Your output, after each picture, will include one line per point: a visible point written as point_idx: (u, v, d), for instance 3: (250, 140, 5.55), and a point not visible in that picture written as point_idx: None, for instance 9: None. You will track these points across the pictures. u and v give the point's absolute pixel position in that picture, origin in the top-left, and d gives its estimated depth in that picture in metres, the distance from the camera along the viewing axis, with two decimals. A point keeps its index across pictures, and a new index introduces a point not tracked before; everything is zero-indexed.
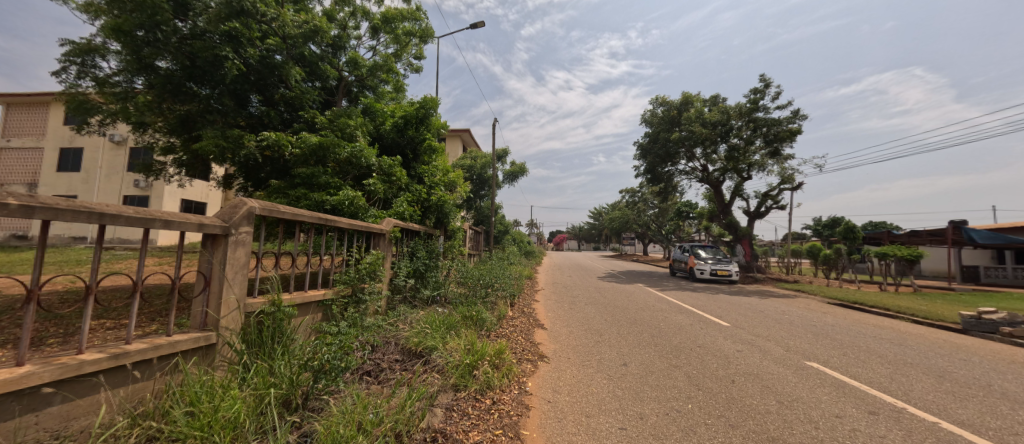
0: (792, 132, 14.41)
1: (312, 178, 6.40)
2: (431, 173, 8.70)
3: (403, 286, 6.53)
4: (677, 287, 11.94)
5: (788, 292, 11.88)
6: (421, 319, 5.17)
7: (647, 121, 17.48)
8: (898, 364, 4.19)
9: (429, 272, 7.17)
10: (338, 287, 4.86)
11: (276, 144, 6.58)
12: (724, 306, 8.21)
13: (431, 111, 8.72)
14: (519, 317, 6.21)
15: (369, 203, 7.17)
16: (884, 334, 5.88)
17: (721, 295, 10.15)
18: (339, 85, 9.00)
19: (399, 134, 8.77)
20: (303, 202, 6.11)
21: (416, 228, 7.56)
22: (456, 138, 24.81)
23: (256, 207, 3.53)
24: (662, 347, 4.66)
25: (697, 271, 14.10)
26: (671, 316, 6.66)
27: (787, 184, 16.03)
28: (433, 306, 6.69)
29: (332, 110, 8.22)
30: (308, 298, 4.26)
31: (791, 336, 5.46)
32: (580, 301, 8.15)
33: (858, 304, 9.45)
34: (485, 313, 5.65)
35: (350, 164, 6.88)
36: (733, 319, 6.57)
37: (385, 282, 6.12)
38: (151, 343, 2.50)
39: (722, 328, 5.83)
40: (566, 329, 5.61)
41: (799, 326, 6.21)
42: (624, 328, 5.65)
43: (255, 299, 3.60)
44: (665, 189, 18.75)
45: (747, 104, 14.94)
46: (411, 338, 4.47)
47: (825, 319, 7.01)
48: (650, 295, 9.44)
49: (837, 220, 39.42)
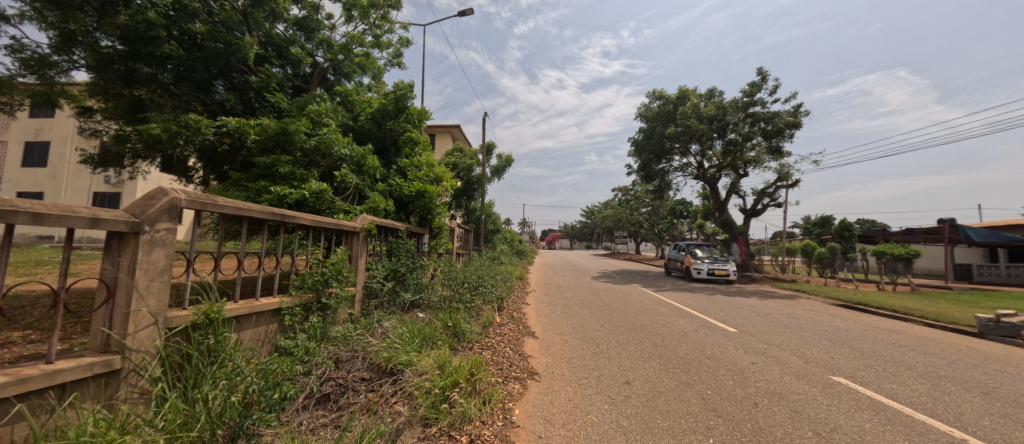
0: (790, 127, 14.04)
1: (275, 168, 5.87)
2: (414, 166, 8.14)
3: (379, 289, 5.93)
4: (673, 287, 11.50)
5: (787, 292, 11.52)
6: (396, 329, 4.59)
7: (640, 116, 17.05)
8: (934, 379, 3.72)
9: (410, 274, 6.60)
10: (298, 294, 4.24)
11: (236, 132, 6.01)
12: (726, 308, 7.74)
13: (409, 99, 8.23)
14: (508, 324, 5.63)
15: (341, 197, 6.62)
16: (902, 339, 5.47)
17: (720, 296, 9.70)
18: (313, 71, 8.34)
19: (377, 126, 8.19)
20: (265, 195, 5.47)
21: (396, 225, 6.99)
22: (445, 133, 24.19)
23: (183, 200, 2.89)
24: (667, 359, 4.14)
25: (693, 270, 13.67)
26: (671, 321, 6.16)
27: (784, 181, 15.68)
28: (412, 311, 6.12)
29: (302, 97, 7.66)
30: (259, 307, 3.61)
31: (806, 343, 4.97)
32: (573, 305, 7.62)
33: (861, 305, 9.09)
34: (469, 321, 5.08)
35: (318, 154, 6.36)
36: (739, 324, 6.09)
37: (358, 285, 5.52)
38: (13, 376, 1.89)
39: (730, 335, 5.33)
40: (559, 337, 5.07)
41: (810, 331, 5.76)
42: (623, 336, 5.11)
43: (181, 311, 2.92)
44: (660, 187, 18.32)
45: (744, 97, 14.54)
46: (381, 353, 3.83)
47: (834, 322, 6.58)
48: (647, 297, 8.95)
49: (826, 218, 39.73)
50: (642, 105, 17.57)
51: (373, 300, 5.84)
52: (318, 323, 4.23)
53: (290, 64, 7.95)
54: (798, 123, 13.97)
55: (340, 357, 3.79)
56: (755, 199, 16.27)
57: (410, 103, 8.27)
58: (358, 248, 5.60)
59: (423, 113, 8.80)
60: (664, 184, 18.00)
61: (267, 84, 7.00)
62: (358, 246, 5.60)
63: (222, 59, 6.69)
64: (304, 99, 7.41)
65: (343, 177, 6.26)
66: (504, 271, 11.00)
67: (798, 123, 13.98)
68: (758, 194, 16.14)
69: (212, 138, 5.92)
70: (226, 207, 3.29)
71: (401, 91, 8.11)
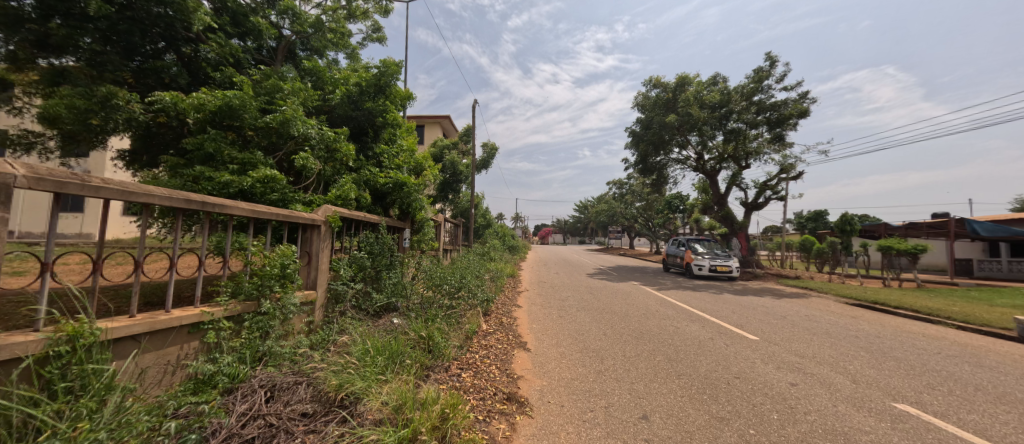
0: (797, 114, 13.36)
1: (215, 153, 5.05)
2: (392, 153, 7.28)
3: (345, 293, 5.09)
4: (674, 285, 10.83)
5: (796, 290, 10.89)
6: (357, 343, 3.75)
7: (639, 106, 16.26)
8: (1017, 406, 3.02)
9: (385, 274, 5.87)
10: (233, 302, 3.39)
11: (173, 110, 4.98)
12: (736, 309, 7.05)
13: (391, 78, 7.31)
14: (494, 334, 4.80)
15: (303, 186, 5.81)
16: (945, 346, 4.81)
17: (727, 295, 9.03)
18: (277, 44, 7.34)
19: (353, 107, 7.24)
20: (202, 181, 4.67)
21: (369, 218, 6.17)
22: (434, 125, 23.20)
23: (21, 178, 1.99)
24: (688, 381, 3.39)
25: (695, 267, 12.99)
26: (682, 326, 5.43)
27: (787, 173, 15.04)
28: (387, 318, 5.31)
29: (265, 70, 6.61)
30: (167, 322, 2.77)
31: (842, 355, 4.27)
32: (570, 307, 6.85)
33: (876, 303, 8.53)
34: (448, 331, 4.23)
35: (277, 135, 5.48)
36: (758, 330, 5.37)
37: (316, 290, 4.69)
38: None
39: (752, 344, 4.62)
40: (556, 349, 4.30)
41: (840, 338, 5.07)
42: (630, 347, 4.36)
43: (25, 338, 2.05)
44: (658, 180, 17.65)
45: (751, 83, 13.83)
46: (331, 379, 2.97)
47: (861, 326, 5.92)
48: (649, 297, 8.20)
49: (820, 213, 39.61)
50: (640, 94, 16.75)
51: (338, 304, 5.02)
52: (255, 339, 3.38)
53: (246, 37, 6.88)
54: (805, 111, 13.32)
55: (277, 383, 2.96)
56: (757, 192, 15.56)
57: (388, 83, 7.39)
58: (319, 244, 4.77)
59: (407, 96, 7.91)
60: (661, 177, 17.35)
61: (217, 54, 5.97)
62: (317, 241, 4.75)
63: (162, 24, 5.64)
64: (265, 71, 6.44)
65: (302, 162, 5.42)
66: (494, 269, 10.19)
67: (806, 111, 13.32)
68: (760, 187, 15.47)
69: (140, 116, 4.92)
70: (106, 188, 2.36)
71: (381, 68, 7.19)
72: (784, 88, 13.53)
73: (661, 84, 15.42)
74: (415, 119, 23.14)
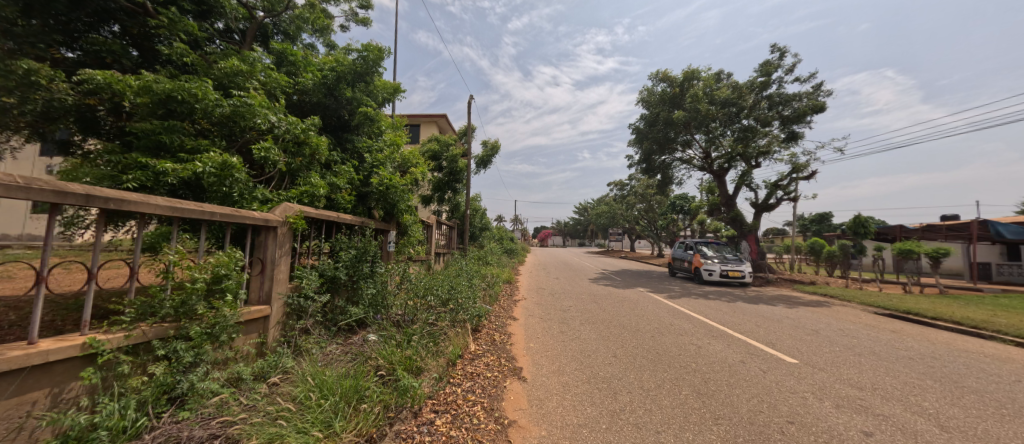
0: (813, 109, 12.57)
1: (161, 144, 4.13)
2: (375, 148, 6.55)
3: (308, 307, 4.31)
4: (683, 291, 10.07)
5: (813, 297, 10.14)
6: (307, 377, 2.97)
7: (643, 102, 15.58)
8: None
9: (362, 284, 5.09)
10: (142, 326, 2.64)
11: (109, 91, 4.16)
12: (758, 321, 6.29)
13: (372, 65, 6.68)
14: (483, 357, 4.01)
15: (263, 183, 5.07)
16: (1020, 371, 4.05)
17: (743, 303, 8.27)
18: (246, 25, 6.60)
19: (329, 96, 6.46)
20: (132, 174, 3.79)
21: (345, 219, 5.40)
22: (432, 123, 22.47)
23: None
24: (729, 427, 2.63)
25: (704, 272, 12.20)
26: (706, 346, 4.64)
27: (799, 172, 14.28)
28: (360, 337, 4.54)
29: (228, 50, 5.83)
30: (21, 362, 1.98)
31: (908, 386, 3.49)
32: (572, 320, 6.07)
33: (907, 312, 7.79)
34: (426, 359, 3.45)
35: (234, 121, 4.64)
36: (792, 349, 4.61)
37: (268, 307, 3.89)
38: None
39: (795, 370, 3.84)
40: (558, 379, 3.51)
41: (891, 360, 4.31)
42: (646, 376, 3.60)
43: None
44: (661, 180, 16.94)
45: (762, 76, 13.08)
46: (254, 436, 2.19)
47: (906, 343, 5.17)
48: (660, 307, 7.43)
49: (824, 215, 38.97)
50: (643, 91, 16.05)
51: (300, 320, 4.24)
52: (167, 373, 2.62)
53: (207, 17, 6.12)
54: (822, 105, 12.53)
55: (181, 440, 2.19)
56: (767, 192, 14.75)
57: (373, 70, 6.71)
58: (275, 251, 3.98)
59: (392, 85, 7.20)
60: (666, 177, 16.63)
61: (168, 31, 5.21)
62: (274, 245, 3.97)
63: None
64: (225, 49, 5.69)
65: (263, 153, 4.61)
66: (490, 274, 9.42)
67: (822, 105, 12.55)
68: (771, 187, 14.67)
69: (70, 98, 4.16)
70: None
71: (363, 53, 6.54)
72: (797, 81, 12.78)
73: (667, 79, 14.70)
74: (412, 118, 22.43)
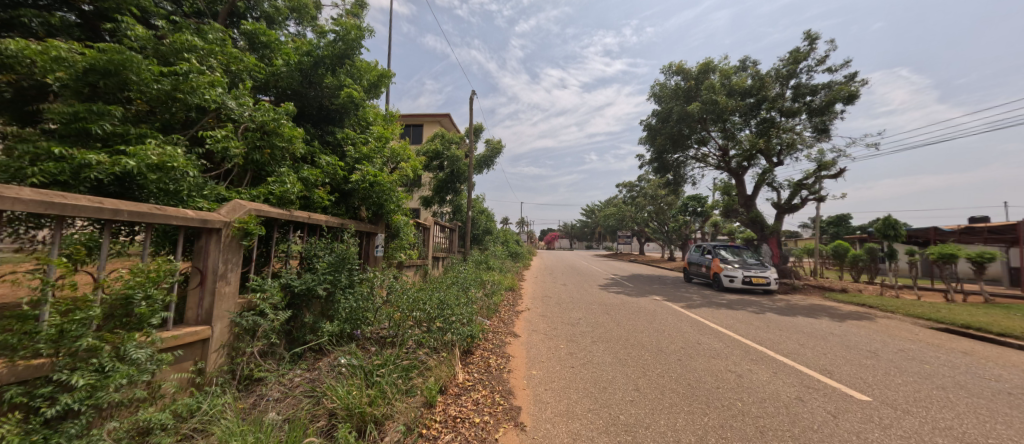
0: (845, 100, 11.55)
1: (85, 128, 3.36)
2: (359, 141, 5.83)
3: (266, 327, 3.54)
4: (703, 299, 9.17)
5: (849, 307, 9.17)
6: (232, 433, 2.22)
7: (655, 96, 14.72)
8: None
9: (337, 297, 4.33)
10: None
11: (22, 64, 3.44)
12: (799, 338, 5.41)
13: (354, 48, 5.99)
14: (471, 393, 3.22)
15: (224, 179, 4.31)
16: None
17: (772, 314, 7.38)
18: (217, 4, 5.86)
19: (307, 83, 5.80)
20: (37, 163, 3.03)
21: (323, 221, 4.64)
22: (434, 123, 21.84)
23: None
24: None
25: (725, 278, 11.24)
26: (753, 375, 3.77)
27: (825, 170, 13.23)
28: (330, 362, 3.77)
29: (189, 25, 5.09)
30: None
31: None
32: (582, 337, 5.24)
33: (964, 325, 6.85)
34: (395, 404, 2.66)
35: (175, 100, 3.82)
36: (857, 380, 3.75)
37: (208, 331, 3.12)
38: None
39: (873, 414, 2.98)
40: (565, 428, 2.69)
41: (986, 397, 3.44)
42: (682, 424, 2.75)
43: None
44: (673, 180, 16.04)
45: (786, 66, 12.16)
46: None
47: (989, 370, 4.26)
48: (681, 320, 6.56)
49: (843, 216, 37.48)
50: (655, 85, 15.19)
51: (254, 341, 3.49)
52: (17, 434, 1.90)
53: None
54: (854, 95, 11.51)
55: None
56: (790, 191, 13.73)
57: (356, 54, 6.06)
58: (217, 258, 3.24)
59: (378, 72, 6.52)
60: (679, 176, 15.72)
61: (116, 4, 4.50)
62: (216, 251, 3.25)
63: None
64: (185, 24, 4.95)
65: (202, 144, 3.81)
66: (490, 280, 8.63)
67: (854, 96, 11.53)
68: (795, 186, 13.64)
69: None
70: None
71: (343, 33, 5.83)
72: (826, 70, 11.81)
73: (680, 72, 13.85)
74: (414, 117, 21.81)
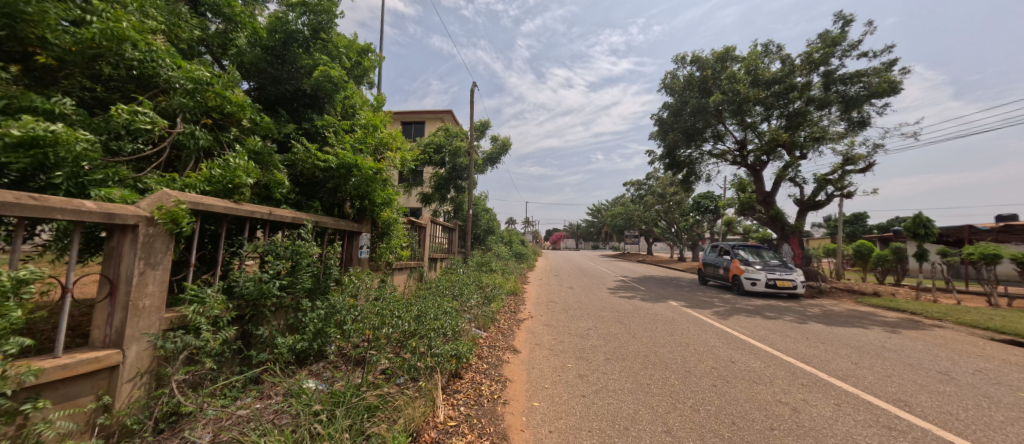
0: (883, 87, 10.61)
1: None
2: (337, 127, 5.16)
3: (204, 348, 2.84)
4: (725, 305, 8.34)
5: (887, 314, 8.29)
6: None
7: (666, 87, 13.92)
8: None
9: (303, 306, 3.64)
10: None
11: None
12: (850, 355, 4.61)
13: (327, 21, 5.38)
14: (453, 439, 2.50)
15: (166, 166, 3.63)
16: None
17: (808, 323, 6.54)
18: None
19: (276, 63, 5.13)
20: None
21: (288, 218, 3.94)
22: (436, 120, 21.21)
23: None
24: None
25: (746, 280, 10.37)
26: (812, 409, 2.99)
27: (853, 165, 12.29)
28: (287, 388, 3.06)
29: None
30: None
31: None
32: (593, 353, 4.46)
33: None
34: None
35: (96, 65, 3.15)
36: (945, 416, 2.96)
37: (115, 357, 2.41)
38: None
39: None
40: None
41: None
42: None
43: None
44: (686, 177, 15.15)
45: (817, 51, 11.25)
46: None
47: None
48: (706, 330, 5.76)
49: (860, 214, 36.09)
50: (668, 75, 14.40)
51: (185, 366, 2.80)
52: None
53: None
54: (893, 82, 10.59)
55: None
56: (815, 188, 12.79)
57: (333, 30, 5.46)
58: (129, 260, 2.53)
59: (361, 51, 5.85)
60: (692, 174, 14.82)
61: None
62: (132, 256, 2.54)
63: None
64: None
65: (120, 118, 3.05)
66: (490, 284, 7.89)
67: (893, 84, 10.59)
68: (820, 182, 12.70)
69: None
70: None
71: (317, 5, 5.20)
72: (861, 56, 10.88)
73: (695, 61, 13.00)
74: (415, 114, 21.18)
